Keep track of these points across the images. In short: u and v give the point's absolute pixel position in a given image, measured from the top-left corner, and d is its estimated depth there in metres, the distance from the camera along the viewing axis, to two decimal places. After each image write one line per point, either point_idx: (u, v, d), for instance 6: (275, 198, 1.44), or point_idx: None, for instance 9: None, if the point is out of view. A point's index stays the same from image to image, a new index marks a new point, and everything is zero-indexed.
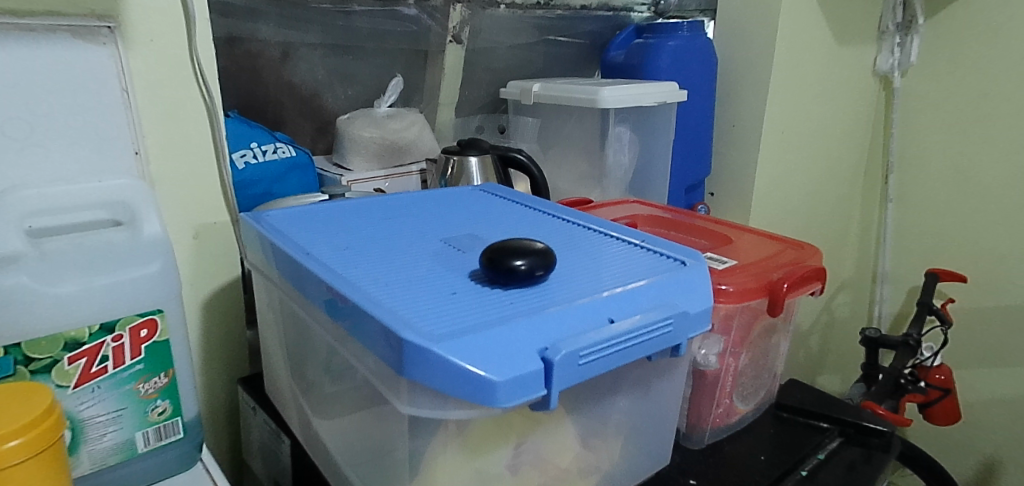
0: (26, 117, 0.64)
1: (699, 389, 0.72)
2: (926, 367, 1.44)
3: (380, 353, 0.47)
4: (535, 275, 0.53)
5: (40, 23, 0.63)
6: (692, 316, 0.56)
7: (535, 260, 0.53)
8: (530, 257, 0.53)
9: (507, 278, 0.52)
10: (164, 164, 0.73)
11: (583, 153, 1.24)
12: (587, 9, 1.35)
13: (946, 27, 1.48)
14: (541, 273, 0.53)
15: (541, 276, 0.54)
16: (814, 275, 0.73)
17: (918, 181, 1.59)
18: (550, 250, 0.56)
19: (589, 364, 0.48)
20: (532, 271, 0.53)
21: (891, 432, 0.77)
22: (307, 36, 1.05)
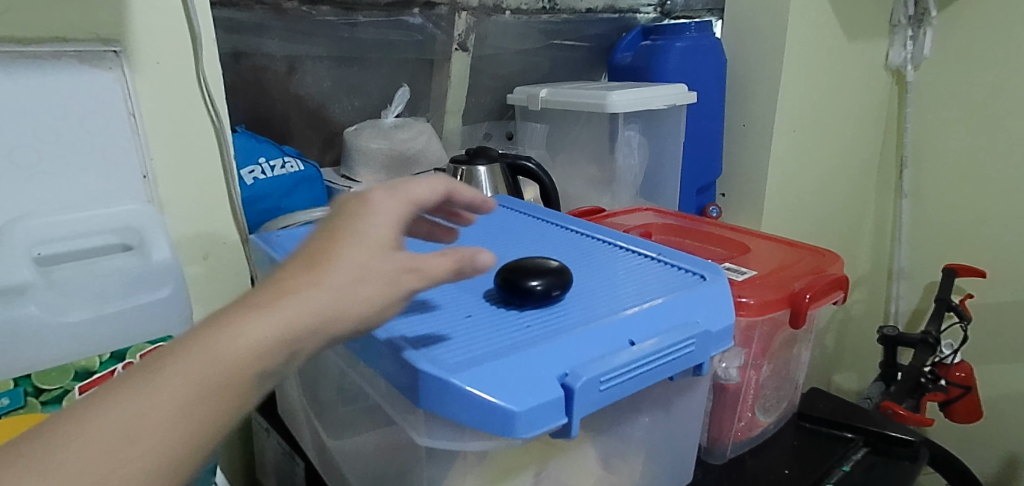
0: (34, 144, 0.63)
1: (721, 402, 0.70)
2: (947, 365, 1.41)
3: (396, 382, 0.46)
4: (549, 295, 0.52)
5: (45, 49, 0.62)
6: (713, 334, 0.54)
7: (551, 283, 0.52)
8: (547, 278, 0.52)
9: (518, 297, 0.51)
10: (172, 186, 0.71)
11: (592, 157, 1.23)
12: (593, 12, 1.34)
13: (958, 19, 1.46)
14: (556, 295, 0.52)
15: (555, 298, 0.52)
16: (836, 284, 0.72)
17: (934, 175, 1.57)
18: (566, 268, 0.55)
19: (610, 389, 0.47)
20: (546, 291, 0.51)
21: (917, 441, 0.76)
22: (313, 49, 1.04)
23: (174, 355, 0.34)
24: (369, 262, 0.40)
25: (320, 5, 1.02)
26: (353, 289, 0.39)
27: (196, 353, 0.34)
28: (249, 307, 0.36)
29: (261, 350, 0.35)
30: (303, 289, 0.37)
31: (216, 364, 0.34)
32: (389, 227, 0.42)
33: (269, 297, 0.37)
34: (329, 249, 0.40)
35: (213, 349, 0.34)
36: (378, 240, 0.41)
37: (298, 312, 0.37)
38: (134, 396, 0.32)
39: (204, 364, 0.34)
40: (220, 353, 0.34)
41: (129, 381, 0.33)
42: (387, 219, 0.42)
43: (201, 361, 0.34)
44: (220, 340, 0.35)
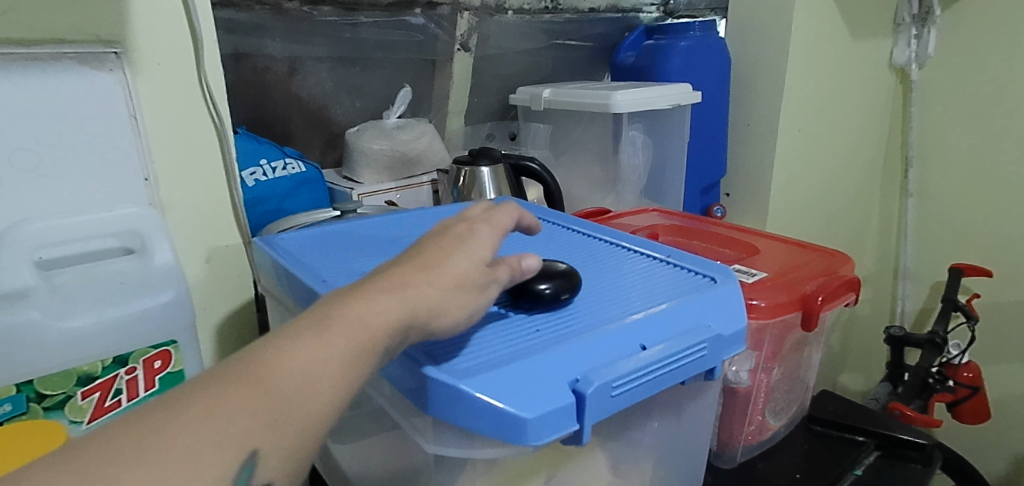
0: (35, 147, 0.63)
1: (731, 406, 0.69)
2: (954, 366, 1.40)
3: (404, 388, 0.45)
4: (558, 298, 0.51)
5: (45, 51, 0.61)
6: (726, 338, 0.54)
7: (561, 286, 0.51)
8: (556, 282, 0.51)
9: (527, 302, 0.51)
10: (175, 189, 0.70)
11: (596, 157, 1.22)
12: (597, 11, 1.34)
13: (963, 17, 1.45)
14: (565, 297, 0.51)
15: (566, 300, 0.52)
16: (847, 286, 0.71)
17: (940, 174, 1.55)
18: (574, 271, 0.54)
19: (622, 395, 0.46)
20: (555, 294, 0.51)
21: (930, 444, 0.75)
22: (314, 50, 1.04)
23: (327, 330, 0.39)
24: (466, 274, 0.45)
25: (321, 6, 1.01)
26: (454, 294, 0.44)
27: (345, 325, 0.39)
28: (381, 290, 0.42)
29: (388, 328, 0.40)
30: (421, 285, 0.43)
31: (361, 335, 0.39)
32: (486, 244, 0.48)
33: (393, 288, 0.42)
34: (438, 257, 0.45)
35: (355, 326, 0.39)
36: (476, 254, 0.47)
37: (418, 306, 0.42)
38: (300, 363, 0.37)
39: (348, 339, 0.39)
40: (364, 326, 0.39)
41: (288, 347, 0.37)
42: (485, 242, 0.48)
43: (350, 336, 0.39)
44: (358, 318, 0.40)
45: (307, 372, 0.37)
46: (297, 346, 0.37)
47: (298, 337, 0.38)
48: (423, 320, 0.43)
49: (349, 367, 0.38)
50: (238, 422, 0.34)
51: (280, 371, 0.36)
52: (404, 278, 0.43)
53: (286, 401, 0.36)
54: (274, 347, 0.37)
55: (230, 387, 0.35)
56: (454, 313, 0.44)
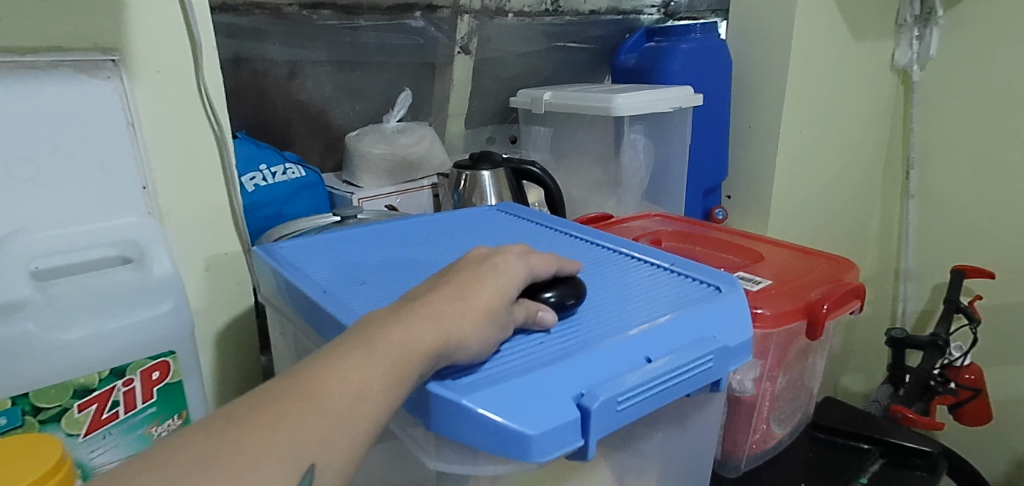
0: (31, 157, 0.62)
1: (735, 415, 0.69)
2: (956, 368, 1.39)
3: (406, 405, 0.45)
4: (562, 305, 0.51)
5: (42, 59, 0.61)
6: (731, 349, 0.53)
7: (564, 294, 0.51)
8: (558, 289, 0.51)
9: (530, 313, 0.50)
10: (174, 198, 0.70)
11: (597, 161, 1.21)
12: (597, 13, 1.34)
13: (964, 17, 1.44)
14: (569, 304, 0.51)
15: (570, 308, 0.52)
16: (853, 293, 0.71)
17: (942, 176, 1.55)
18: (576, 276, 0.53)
19: (627, 409, 0.46)
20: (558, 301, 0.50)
21: (935, 452, 0.74)
22: (314, 54, 1.03)
23: (373, 350, 0.39)
24: (497, 306, 0.45)
25: (322, 10, 1.00)
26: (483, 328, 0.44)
27: (388, 348, 0.40)
28: (419, 316, 0.42)
29: (424, 353, 0.41)
30: (457, 315, 0.43)
31: (404, 358, 0.40)
32: (518, 277, 0.48)
33: (429, 314, 0.43)
34: (473, 287, 0.46)
35: (398, 347, 0.40)
36: (506, 287, 0.47)
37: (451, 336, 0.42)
38: (354, 378, 0.38)
39: (394, 358, 0.39)
40: (405, 349, 0.40)
41: (339, 364, 0.38)
42: (517, 277, 0.48)
43: (393, 357, 0.39)
44: (400, 342, 0.40)
45: (356, 393, 0.37)
46: (346, 364, 0.38)
47: (345, 356, 0.39)
48: (454, 350, 0.43)
49: (394, 389, 0.39)
50: (297, 437, 0.34)
51: (334, 386, 0.37)
52: (439, 306, 0.43)
53: (340, 417, 0.36)
54: (326, 365, 0.38)
55: (286, 405, 0.35)
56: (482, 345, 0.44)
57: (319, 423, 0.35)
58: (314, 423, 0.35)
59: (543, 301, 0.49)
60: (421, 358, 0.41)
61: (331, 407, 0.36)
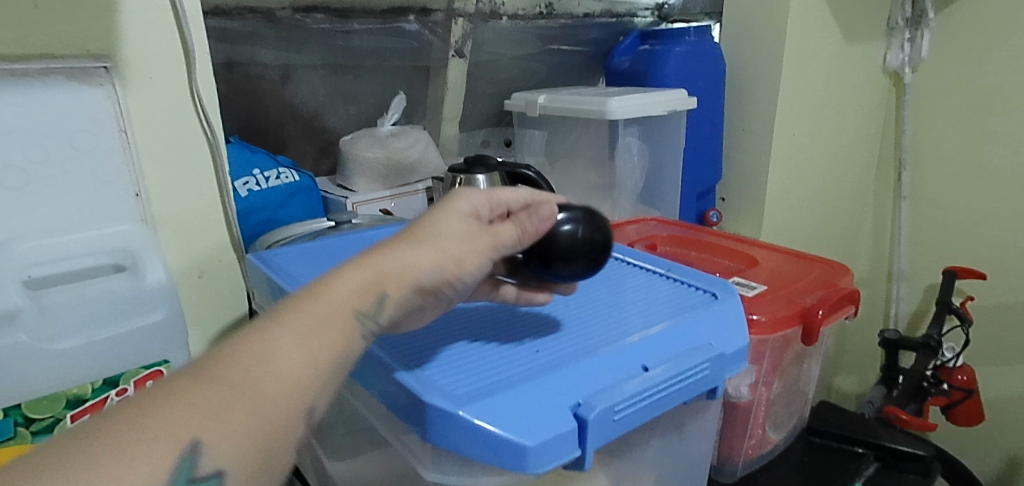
0: (22, 165, 0.61)
1: (732, 421, 0.68)
2: (948, 369, 1.39)
3: (403, 417, 0.45)
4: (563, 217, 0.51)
5: (33, 66, 0.60)
6: (727, 357, 0.55)
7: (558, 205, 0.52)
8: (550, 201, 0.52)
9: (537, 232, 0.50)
10: (168, 205, 0.70)
11: (590, 163, 1.21)
12: (592, 16, 1.33)
13: (956, 20, 1.45)
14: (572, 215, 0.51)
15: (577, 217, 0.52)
16: (848, 298, 0.71)
17: (934, 177, 1.55)
18: (586, 239, 0.50)
19: (624, 418, 0.47)
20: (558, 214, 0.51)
21: (928, 456, 0.75)
22: (307, 58, 1.02)
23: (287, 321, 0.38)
24: (445, 241, 0.45)
25: (314, 13, 0.99)
26: (444, 247, 0.45)
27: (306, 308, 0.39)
28: (351, 267, 0.42)
29: (361, 297, 0.41)
30: (394, 257, 0.43)
31: (328, 312, 0.40)
32: (469, 210, 0.47)
33: (368, 256, 0.44)
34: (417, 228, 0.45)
35: (336, 291, 0.41)
36: (457, 215, 0.46)
37: (403, 266, 0.43)
38: (255, 355, 0.36)
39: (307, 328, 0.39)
40: (330, 302, 0.40)
41: (241, 344, 0.37)
42: (467, 211, 0.47)
43: (326, 307, 0.40)
44: (325, 300, 0.40)
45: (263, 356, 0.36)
46: (251, 343, 0.37)
47: (258, 330, 0.38)
48: (401, 288, 0.43)
49: (310, 348, 0.38)
50: (194, 417, 0.33)
51: (233, 366, 0.35)
52: (385, 246, 0.44)
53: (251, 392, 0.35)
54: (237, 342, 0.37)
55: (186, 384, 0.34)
56: (455, 261, 0.45)
57: (215, 401, 0.34)
58: (207, 403, 0.33)
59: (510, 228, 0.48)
60: (361, 297, 0.41)
61: (229, 385, 0.35)
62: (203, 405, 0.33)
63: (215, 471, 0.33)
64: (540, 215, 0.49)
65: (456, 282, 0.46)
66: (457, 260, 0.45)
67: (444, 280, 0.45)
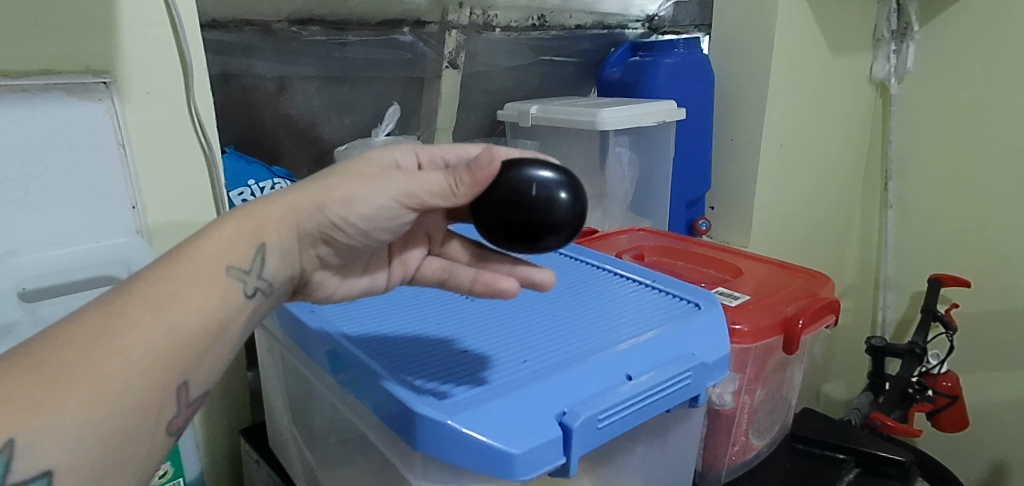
0: (20, 179, 0.62)
1: (716, 428, 0.71)
2: (932, 375, 1.41)
3: (393, 427, 0.47)
4: (546, 181, 0.47)
5: (34, 83, 0.61)
6: (708, 365, 0.57)
7: (537, 167, 0.48)
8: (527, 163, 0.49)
9: (507, 192, 0.47)
10: (163, 217, 0.71)
11: (582, 173, 1.23)
12: (582, 28, 1.36)
13: (941, 33, 1.48)
14: (555, 179, 0.48)
15: (561, 180, 0.48)
16: (828, 308, 0.73)
17: (920, 187, 1.58)
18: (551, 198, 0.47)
19: (609, 426, 0.49)
20: (539, 179, 0.47)
21: (907, 461, 0.77)
22: (303, 70, 1.04)
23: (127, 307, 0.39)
24: (333, 184, 0.47)
25: (310, 26, 1.01)
26: (330, 189, 0.47)
27: (187, 267, 0.43)
28: (243, 216, 0.47)
29: (241, 240, 0.46)
30: (282, 202, 0.48)
31: (196, 273, 0.43)
32: (374, 163, 0.50)
33: (291, 187, 0.49)
34: (319, 177, 0.49)
35: (230, 225, 0.46)
36: (360, 165, 0.50)
37: (289, 204, 0.47)
38: (87, 343, 0.37)
39: (152, 313, 0.40)
40: (199, 260, 0.44)
41: (77, 336, 0.37)
42: (374, 164, 0.50)
43: (204, 248, 0.44)
44: (195, 248, 0.44)
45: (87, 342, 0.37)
46: (83, 336, 0.38)
47: (104, 308, 0.39)
48: (274, 234, 0.47)
49: (156, 323, 0.39)
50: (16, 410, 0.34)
51: (62, 361, 0.36)
52: (306, 179, 0.49)
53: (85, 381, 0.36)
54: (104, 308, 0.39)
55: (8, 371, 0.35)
56: (335, 204, 0.47)
57: (36, 395, 0.35)
58: (28, 398, 0.34)
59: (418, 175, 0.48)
60: (242, 237, 0.46)
61: (55, 375, 0.35)
62: (21, 402, 0.34)
63: (40, 469, 0.34)
64: (483, 167, 0.46)
65: (340, 228, 0.48)
66: (337, 204, 0.47)
67: (329, 225, 0.48)
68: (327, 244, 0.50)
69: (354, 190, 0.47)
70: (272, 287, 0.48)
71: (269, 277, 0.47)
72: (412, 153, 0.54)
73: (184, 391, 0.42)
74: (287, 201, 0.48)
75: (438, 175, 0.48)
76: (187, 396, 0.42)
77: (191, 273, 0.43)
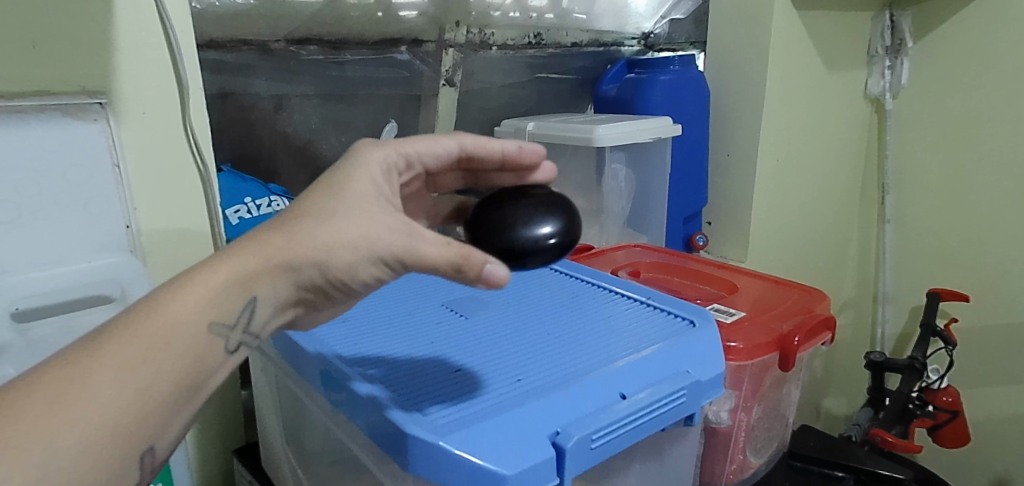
0: (14, 199, 0.62)
1: (711, 446, 0.70)
2: (932, 390, 1.40)
3: (384, 448, 0.47)
4: (538, 245, 0.51)
5: (29, 103, 0.62)
6: (703, 384, 0.57)
7: (535, 214, 0.52)
8: (524, 212, 0.52)
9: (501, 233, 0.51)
10: (157, 238, 0.71)
11: (579, 189, 1.23)
12: (579, 46, 1.35)
13: (935, 49, 1.49)
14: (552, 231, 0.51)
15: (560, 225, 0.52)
16: (824, 325, 0.73)
17: (917, 202, 1.58)
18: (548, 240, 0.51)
19: (602, 446, 0.49)
20: (535, 241, 0.51)
21: (906, 479, 0.77)
22: (300, 88, 1.04)
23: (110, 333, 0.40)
24: (330, 243, 0.45)
25: (308, 45, 1.01)
26: (327, 246, 0.45)
27: (167, 316, 0.42)
28: (228, 264, 0.44)
29: (228, 293, 0.44)
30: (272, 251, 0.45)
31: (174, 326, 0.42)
32: (368, 206, 0.47)
33: (284, 234, 0.45)
34: (310, 223, 0.46)
35: (211, 276, 0.44)
36: (353, 211, 0.46)
37: (280, 257, 0.45)
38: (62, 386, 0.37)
39: (137, 333, 0.40)
40: (185, 311, 0.42)
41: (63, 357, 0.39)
42: (367, 209, 0.47)
43: (185, 298, 0.43)
44: (177, 299, 0.42)
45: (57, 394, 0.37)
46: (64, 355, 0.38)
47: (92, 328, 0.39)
48: (257, 287, 0.45)
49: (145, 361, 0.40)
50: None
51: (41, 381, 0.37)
52: (299, 220, 0.46)
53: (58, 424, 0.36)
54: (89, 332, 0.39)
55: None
56: (334, 268, 0.46)
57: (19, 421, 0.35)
58: None
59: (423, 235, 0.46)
60: (230, 290, 0.44)
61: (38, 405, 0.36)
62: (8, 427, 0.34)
63: None
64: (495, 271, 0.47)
65: (336, 286, 0.47)
66: (336, 267, 0.45)
67: (324, 281, 0.46)
68: (321, 296, 0.48)
69: (351, 250, 0.45)
70: (259, 338, 0.47)
71: (256, 329, 0.46)
72: (393, 150, 0.54)
73: (150, 456, 0.42)
74: (278, 255, 0.45)
75: (438, 249, 0.46)
76: (152, 461, 0.42)
77: (170, 318, 0.42)
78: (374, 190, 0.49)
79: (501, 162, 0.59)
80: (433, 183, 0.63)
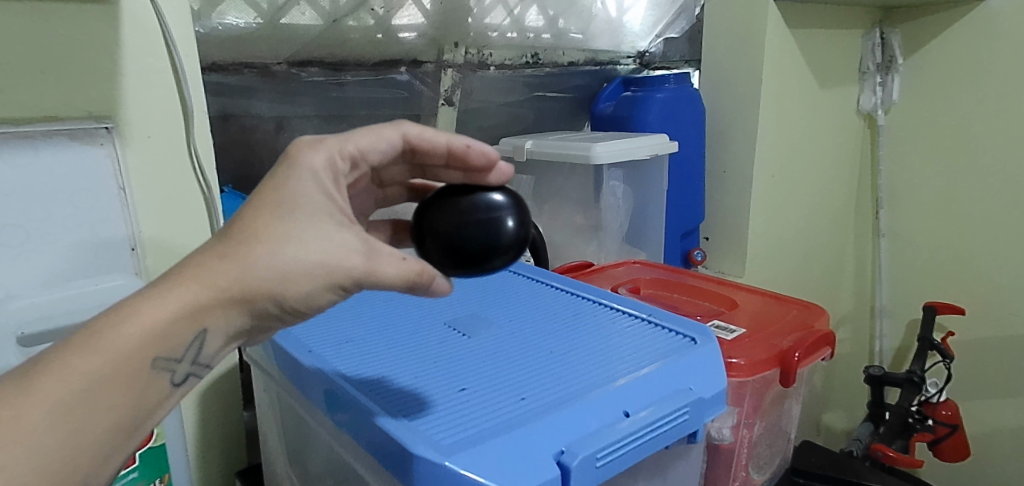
0: (22, 223, 0.63)
1: (714, 464, 0.70)
2: (931, 404, 1.41)
3: (389, 467, 0.47)
4: (502, 231, 0.52)
5: (37, 129, 0.63)
6: (705, 400, 0.57)
7: (476, 194, 0.53)
8: (464, 197, 0.53)
9: (452, 218, 0.51)
10: (160, 260, 0.72)
11: (577, 206, 1.24)
12: (575, 65, 1.37)
13: (924, 66, 1.51)
14: (504, 202, 0.53)
15: (510, 205, 0.53)
16: (823, 341, 0.73)
17: (911, 216, 1.60)
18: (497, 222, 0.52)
19: (607, 465, 0.49)
20: (500, 239, 0.52)
21: None
22: (301, 109, 1.05)
23: (77, 347, 0.38)
24: (283, 269, 0.43)
25: (309, 67, 1.02)
26: (280, 271, 0.43)
27: (119, 348, 0.39)
28: (174, 292, 0.41)
29: (180, 323, 0.41)
30: (223, 276, 0.42)
31: (126, 359, 0.39)
32: (319, 227, 0.45)
33: (235, 261, 0.42)
34: (261, 245, 0.43)
35: (157, 308, 0.41)
36: (307, 234, 0.44)
37: (228, 283, 0.42)
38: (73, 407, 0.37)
39: (91, 357, 0.38)
40: (158, 342, 0.41)
41: (45, 366, 0.38)
42: (318, 231, 0.45)
43: (129, 330, 0.39)
44: (119, 329, 0.39)
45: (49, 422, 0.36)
46: (58, 364, 0.38)
47: None
48: (207, 317, 0.42)
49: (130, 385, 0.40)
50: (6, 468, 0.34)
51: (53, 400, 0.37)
52: (245, 244, 0.43)
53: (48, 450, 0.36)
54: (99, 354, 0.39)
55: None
56: (290, 298, 0.44)
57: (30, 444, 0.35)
58: None
59: (393, 256, 0.48)
60: (181, 322, 0.41)
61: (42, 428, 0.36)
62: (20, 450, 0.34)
63: None
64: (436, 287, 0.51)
65: (289, 313, 0.45)
66: (292, 296, 0.44)
67: (275, 311, 0.44)
68: (276, 323, 0.45)
69: (306, 277, 0.44)
70: (210, 367, 0.45)
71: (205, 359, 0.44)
72: (336, 153, 0.51)
73: None
74: (228, 279, 0.42)
75: (397, 266, 0.47)
76: None
77: (127, 350, 0.39)
78: (328, 207, 0.46)
79: (447, 156, 0.57)
80: (377, 177, 0.62)
